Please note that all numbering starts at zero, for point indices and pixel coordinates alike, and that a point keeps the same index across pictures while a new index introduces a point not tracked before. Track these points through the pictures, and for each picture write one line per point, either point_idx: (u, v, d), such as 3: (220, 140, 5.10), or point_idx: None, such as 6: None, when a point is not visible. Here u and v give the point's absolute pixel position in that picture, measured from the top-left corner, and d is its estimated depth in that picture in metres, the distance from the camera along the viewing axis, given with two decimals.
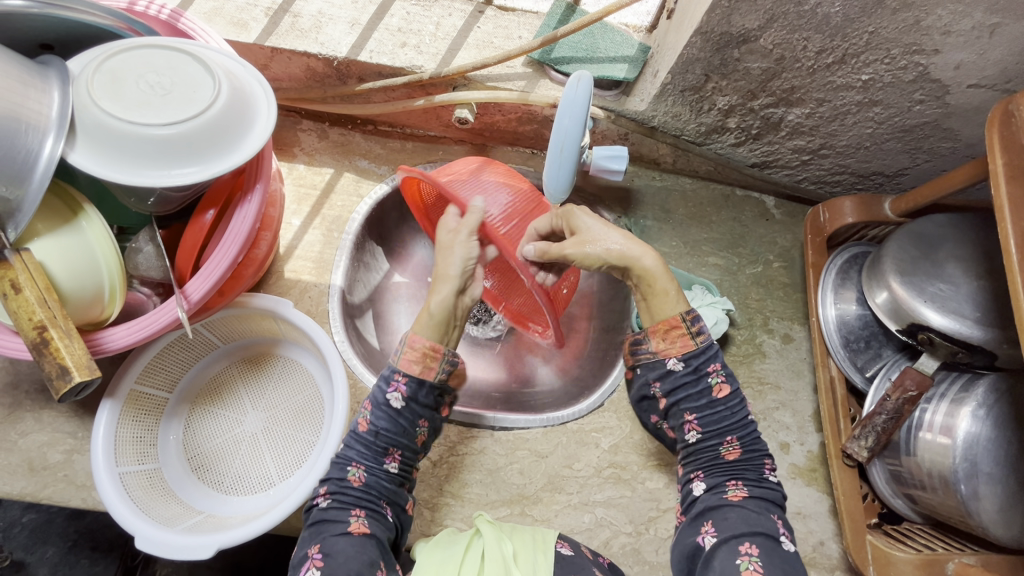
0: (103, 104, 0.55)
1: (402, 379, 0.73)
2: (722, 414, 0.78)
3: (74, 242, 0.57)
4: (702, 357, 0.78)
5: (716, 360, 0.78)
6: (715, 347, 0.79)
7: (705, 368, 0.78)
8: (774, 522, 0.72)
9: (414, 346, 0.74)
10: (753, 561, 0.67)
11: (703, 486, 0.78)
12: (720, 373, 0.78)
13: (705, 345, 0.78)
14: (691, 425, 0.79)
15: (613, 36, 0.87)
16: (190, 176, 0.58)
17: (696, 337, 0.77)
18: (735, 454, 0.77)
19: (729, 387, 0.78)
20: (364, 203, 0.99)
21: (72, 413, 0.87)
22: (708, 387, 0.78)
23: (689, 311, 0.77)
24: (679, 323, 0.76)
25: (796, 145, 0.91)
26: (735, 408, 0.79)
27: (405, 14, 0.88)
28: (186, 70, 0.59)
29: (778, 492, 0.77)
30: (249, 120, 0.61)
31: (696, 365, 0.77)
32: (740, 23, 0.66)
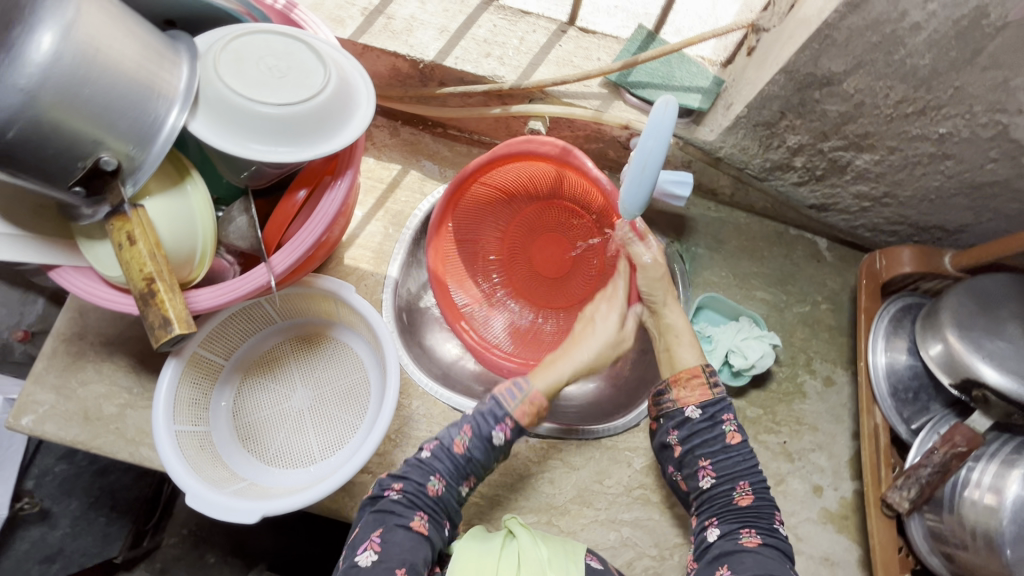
0: (226, 80, 0.59)
1: (510, 424, 0.78)
2: (735, 461, 0.80)
3: (180, 204, 0.61)
4: (718, 405, 0.82)
5: (730, 411, 0.82)
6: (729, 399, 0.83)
7: (721, 415, 0.81)
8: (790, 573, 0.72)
9: (532, 401, 0.79)
10: None
11: (717, 532, 0.76)
12: (733, 422, 0.81)
13: (720, 396, 0.82)
14: (706, 471, 0.80)
15: (689, 67, 0.90)
16: (294, 155, 0.61)
17: (713, 387, 0.82)
18: (748, 501, 0.77)
19: (741, 436, 0.81)
20: (427, 201, 1.03)
21: (131, 369, 0.90)
22: (723, 434, 0.80)
23: (709, 365, 0.84)
24: (699, 373, 0.83)
25: (859, 190, 0.92)
26: (747, 456, 0.81)
27: (492, 27, 0.92)
28: (301, 57, 0.63)
29: (788, 546, 0.76)
30: (352, 110, 0.65)
31: (711, 413, 0.81)
32: (826, 66, 0.68)
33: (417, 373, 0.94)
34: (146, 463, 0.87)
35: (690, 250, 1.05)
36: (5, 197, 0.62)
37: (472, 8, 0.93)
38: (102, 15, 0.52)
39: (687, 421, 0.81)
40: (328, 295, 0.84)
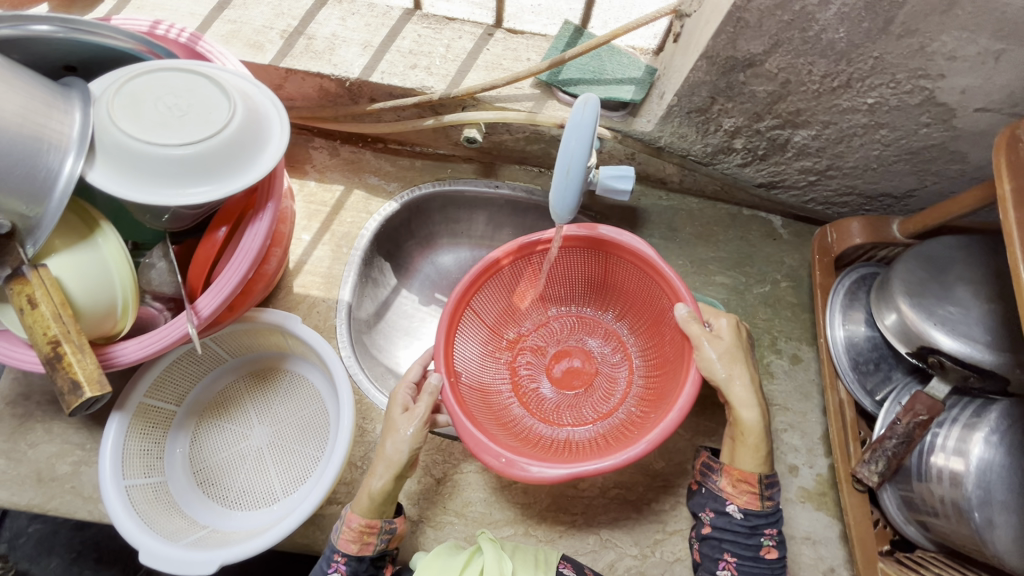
0: (122, 125, 0.57)
1: (339, 560, 0.75)
2: (766, 573, 0.78)
3: (90, 257, 0.58)
4: (765, 519, 0.79)
5: (775, 525, 0.79)
6: (780, 514, 0.80)
7: (763, 528, 0.79)
8: None
9: (351, 526, 0.76)
10: None
11: None
12: (773, 537, 0.79)
13: (771, 510, 0.79)
14: (727, 564, 0.79)
15: (619, 59, 0.89)
16: (204, 195, 0.59)
17: (765, 499, 0.79)
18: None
19: (777, 552, 0.79)
20: (373, 219, 1.01)
21: (81, 425, 0.88)
22: (759, 545, 0.78)
23: (769, 476, 0.79)
24: (753, 479, 0.78)
25: (802, 166, 0.91)
26: (778, 573, 0.79)
27: (417, 37, 0.90)
28: (203, 93, 0.61)
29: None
30: (263, 140, 0.62)
31: (756, 523, 0.78)
32: (745, 48, 0.66)
33: (378, 396, 0.92)
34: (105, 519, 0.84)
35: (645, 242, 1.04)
36: None
37: (395, 20, 0.91)
38: None
39: (727, 518, 0.79)
40: (281, 330, 0.82)
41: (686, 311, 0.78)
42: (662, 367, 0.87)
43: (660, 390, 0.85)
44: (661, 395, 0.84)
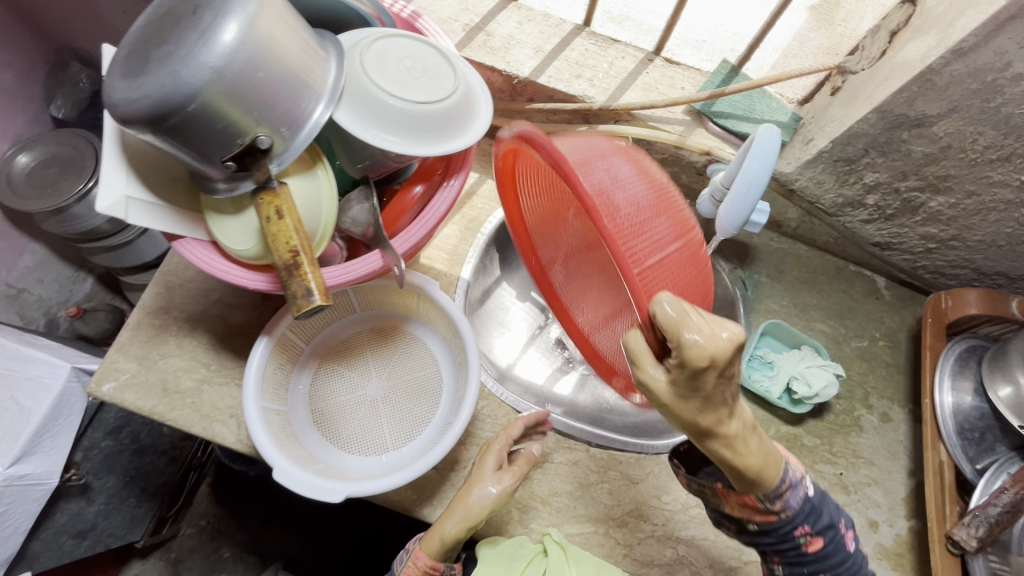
0: (372, 76, 0.63)
1: None
2: (835, 547, 0.69)
3: (311, 188, 0.64)
4: (788, 524, 0.67)
5: (807, 522, 0.67)
6: (811, 502, 0.68)
7: (793, 531, 0.68)
8: None
9: (415, 562, 0.78)
10: None
11: None
12: (810, 533, 0.67)
13: (791, 516, 0.67)
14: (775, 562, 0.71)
15: (769, 101, 0.95)
16: (424, 151, 0.65)
17: (781, 511, 0.67)
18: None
19: (823, 542, 0.68)
20: (501, 209, 1.07)
21: (210, 346, 0.93)
22: (799, 545, 0.68)
23: (787, 479, 0.66)
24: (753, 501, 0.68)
25: (926, 232, 0.95)
26: (841, 551, 0.69)
27: (584, 51, 0.98)
28: (433, 61, 0.67)
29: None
30: (474, 111, 0.69)
31: (784, 531, 0.68)
32: (920, 108, 0.71)
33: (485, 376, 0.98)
34: (217, 438, 0.89)
35: (752, 277, 1.08)
36: (145, 168, 0.65)
37: (566, 33, 0.99)
38: (277, 8, 0.56)
39: (746, 530, 0.72)
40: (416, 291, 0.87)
41: (663, 297, 0.51)
42: (679, 288, 0.60)
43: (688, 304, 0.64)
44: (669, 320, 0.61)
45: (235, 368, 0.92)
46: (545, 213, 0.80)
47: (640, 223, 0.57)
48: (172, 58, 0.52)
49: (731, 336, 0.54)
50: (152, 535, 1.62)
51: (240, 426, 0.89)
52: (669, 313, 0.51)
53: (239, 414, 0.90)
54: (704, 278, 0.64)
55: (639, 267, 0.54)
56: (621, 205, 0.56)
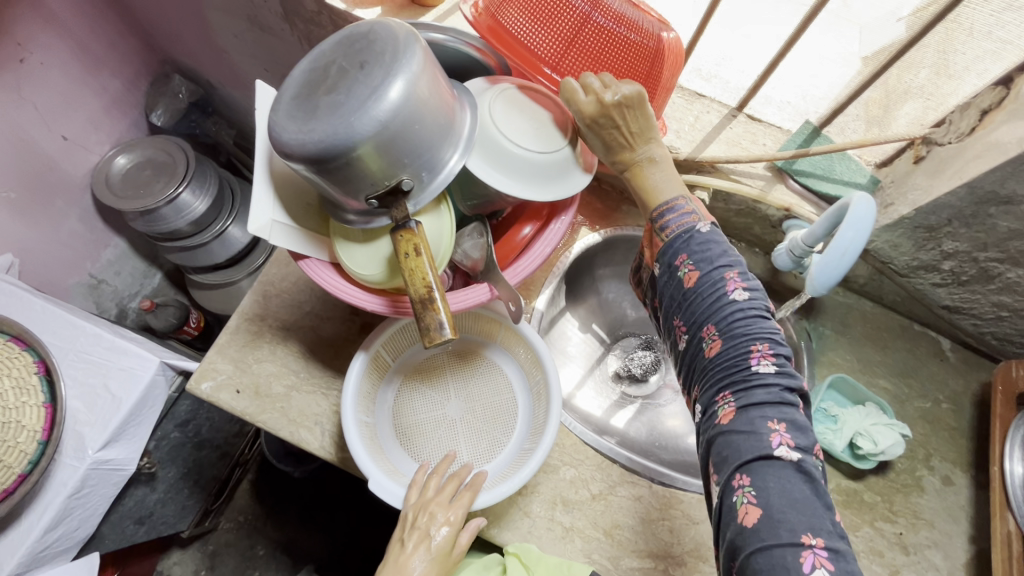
0: (500, 127, 0.69)
1: None
2: (699, 303, 0.68)
3: (436, 225, 0.70)
4: (673, 248, 0.71)
5: (683, 250, 0.70)
6: (703, 236, 0.70)
7: (675, 260, 0.71)
8: (769, 435, 0.60)
9: None
10: (747, 493, 0.59)
11: (700, 408, 0.69)
12: (688, 262, 0.70)
13: (674, 238, 0.71)
14: (680, 331, 0.72)
15: (849, 164, 0.99)
16: (539, 196, 0.70)
17: (663, 232, 0.72)
18: (730, 416, 0.63)
19: (719, 342, 0.66)
20: (577, 245, 1.12)
21: (301, 354, 0.99)
22: (680, 279, 0.70)
23: (669, 202, 0.72)
24: (651, 224, 0.74)
25: (999, 301, 0.97)
26: (743, 317, 0.65)
27: (671, 104, 1.03)
28: (551, 113, 0.73)
29: (800, 400, 0.63)
30: (583, 162, 0.75)
31: (669, 258, 0.72)
32: (1012, 187, 0.75)
33: None
34: (302, 443, 0.94)
35: (816, 329, 1.11)
36: (288, 195, 0.72)
37: None
38: (431, 67, 0.62)
39: (655, 276, 0.76)
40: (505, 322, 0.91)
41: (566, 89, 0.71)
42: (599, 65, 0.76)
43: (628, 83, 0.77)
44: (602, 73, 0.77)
45: (322, 378, 0.98)
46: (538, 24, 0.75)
47: (554, 9, 0.75)
48: (342, 109, 0.59)
49: (626, 99, 0.69)
50: (196, 526, 1.68)
51: (323, 433, 0.94)
52: (572, 86, 0.70)
53: (323, 422, 0.96)
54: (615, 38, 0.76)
55: (563, 63, 0.77)
56: (531, 44, 0.76)
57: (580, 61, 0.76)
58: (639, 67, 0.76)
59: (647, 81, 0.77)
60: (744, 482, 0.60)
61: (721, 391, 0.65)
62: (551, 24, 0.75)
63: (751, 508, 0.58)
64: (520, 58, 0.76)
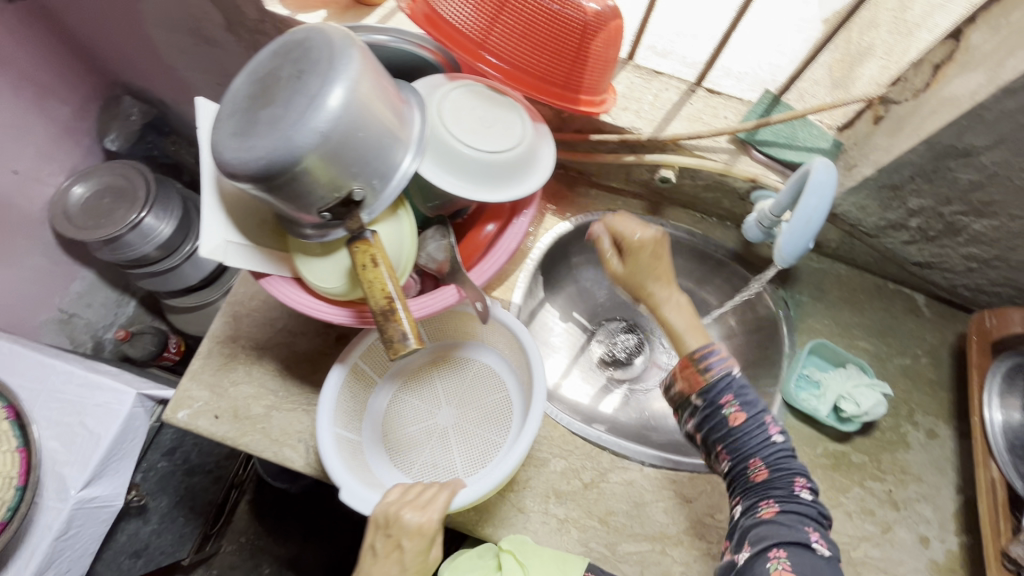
0: (449, 127, 0.67)
1: None
2: (749, 437, 0.75)
3: (395, 229, 0.69)
4: (715, 390, 0.77)
5: (729, 392, 0.77)
6: (733, 378, 0.77)
7: (721, 399, 0.77)
8: (807, 534, 0.69)
9: None
10: (782, 562, 0.66)
11: (739, 509, 0.75)
12: (734, 404, 0.76)
13: (718, 379, 0.77)
14: (722, 455, 0.77)
15: (811, 130, 0.98)
16: (495, 196, 0.69)
17: (706, 371, 0.78)
18: (771, 514, 0.71)
19: (765, 473, 0.74)
20: (548, 235, 1.11)
21: (277, 373, 0.97)
22: (723, 417, 0.76)
23: (705, 347, 0.79)
24: (690, 362, 0.79)
25: (968, 253, 0.97)
26: (756, 433, 0.75)
27: (630, 84, 1.02)
28: (502, 111, 0.72)
29: (813, 509, 0.71)
30: (538, 160, 0.73)
31: (710, 399, 0.77)
32: (968, 140, 0.75)
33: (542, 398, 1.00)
34: (287, 462, 0.93)
35: (794, 297, 1.11)
36: (240, 213, 0.70)
37: None
38: (371, 73, 0.60)
39: (694, 406, 0.79)
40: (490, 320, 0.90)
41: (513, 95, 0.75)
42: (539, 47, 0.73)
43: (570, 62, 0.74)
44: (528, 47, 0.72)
45: (301, 395, 0.96)
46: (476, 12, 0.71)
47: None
48: (280, 122, 0.57)
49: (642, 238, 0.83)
50: (198, 552, 1.66)
51: (307, 451, 0.93)
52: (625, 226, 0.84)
53: (307, 439, 0.94)
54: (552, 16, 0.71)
55: (489, 40, 0.73)
56: (459, 23, 0.73)
57: (506, 36, 0.72)
58: (565, 41, 0.72)
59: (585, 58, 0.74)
60: (780, 553, 0.67)
61: (763, 497, 0.73)
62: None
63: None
64: (446, 36, 0.73)
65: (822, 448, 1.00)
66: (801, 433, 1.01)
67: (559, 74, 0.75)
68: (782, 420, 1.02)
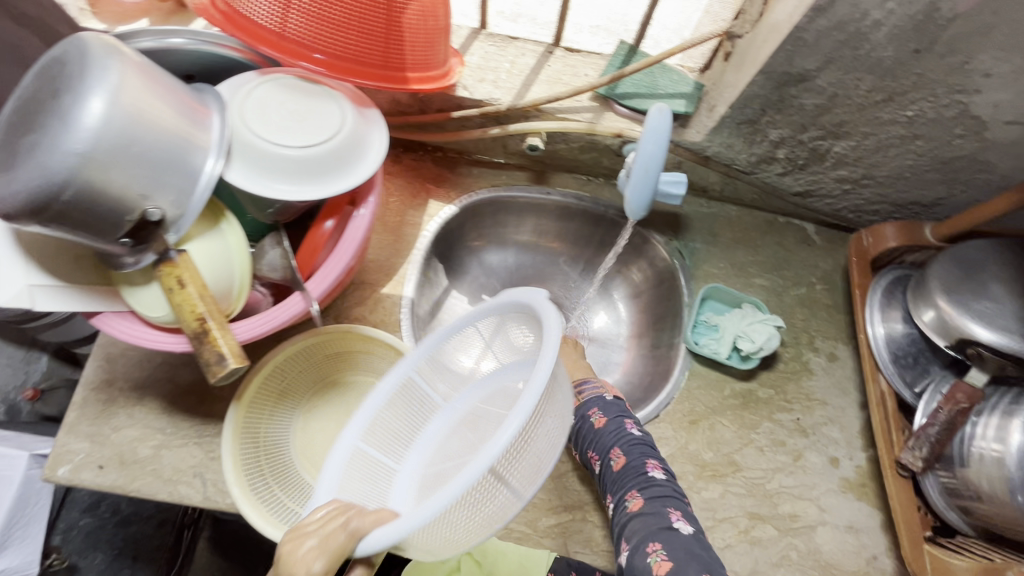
0: (252, 126, 0.63)
1: None
2: (603, 439, 0.86)
3: (217, 244, 0.64)
4: (579, 406, 0.91)
5: (596, 403, 0.90)
6: (620, 402, 0.92)
7: (586, 409, 0.90)
8: (670, 515, 0.77)
9: None
10: (660, 554, 0.73)
11: (613, 505, 0.83)
12: (597, 412, 0.89)
13: (586, 398, 0.92)
14: (593, 458, 0.87)
15: (671, 75, 0.97)
16: (316, 193, 0.65)
17: (579, 396, 0.93)
18: (638, 506, 0.78)
19: (622, 460, 0.83)
20: (434, 222, 1.07)
21: (162, 410, 0.92)
22: (589, 422, 0.89)
23: (580, 384, 0.95)
24: (573, 398, 0.94)
25: (839, 176, 0.98)
26: (616, 433, 0.86)
27: (483, 54, 0.98)
28: (316, 100, 0.67)
29: (670, 485, 0.81)
30: (367, 147, 0.69)
31: (607, 405, 0.91)
32: (800, 64, 0.74)
33: None
34: (184, 500, 0.88)
35: (688, 245, 1.10)
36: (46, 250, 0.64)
37: (463, 38, 0.99)
38: (139, 79, 0.55)
39: (571, 425, 0.92)
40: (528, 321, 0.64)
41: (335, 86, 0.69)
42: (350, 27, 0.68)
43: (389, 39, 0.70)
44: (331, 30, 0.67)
45: (191, 428, 0.92)
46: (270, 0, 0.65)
47: None
48: (37, 148, 0.52)
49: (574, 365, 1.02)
50: None
51: (205, 484, 0.89)
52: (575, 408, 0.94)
53: (204, 473, 0.90)
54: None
55: (289, 27, 0.67)
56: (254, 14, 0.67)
57: (306, 20, 0.67)
58: (372, 19, 0.68)
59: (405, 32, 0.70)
60: (656, 546, 0.73)
61: (629, 490, 0.81)
62: None
63: (665, 566, 0.71)
64: (242, 29, 0.67)
65: (729, 389, 1.01)
66: (707, 378, 1.02)
67: (376, 55, 0.71)
68: (688, 367, 1.02)
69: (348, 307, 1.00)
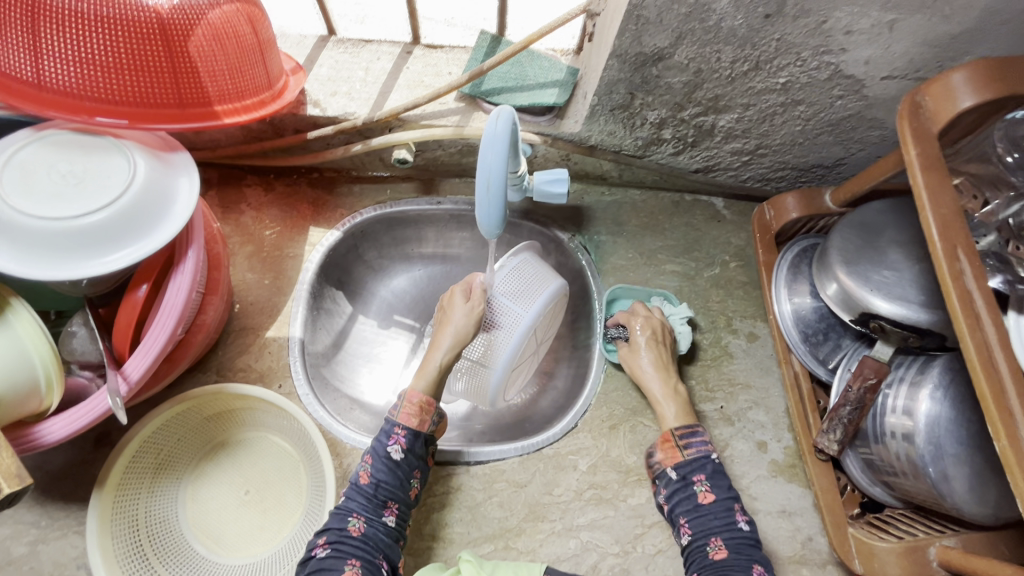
0: (13, 200, 0.56)
1: (400, 433, 0.80)
2: (709, 520, 0.79)
3: (2, 337, 0.56)
4: (690, 466, 0.82)
5: (704, 469, 0.82)
6: (710, 458, 0.83)
7: (693, 475, 0.82)
8: None
9: (412, 402, 0.82)
10: None
11: None
12: (705, 481, 0.81)
13: (695, 457, 0.83)
14: (683, 528, 0.80)
15: (540, 63, 0.89)
16: (111, 263, 0.58)
17: (686, 449, 0.84)
18: None
19: (724, 548, 0.76)
20: (316, 250, 0.99)
21: (34, 502, 0.83)
22: (695, 492, 0.81)
23: (683, 428, 0.85)
24: (670, 436, 0.85)
25: (733, 148, 0.91)
26: (724, 514, 0.79)
27: (334, 63, 0.89)
28: (99, 159, 0.60)
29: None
30: (171, 197, 0.62)
31: (685, 473, 0.82)
32: (651, 43, 0.68)
33: (343, 429, 0.90)
34: None
35: (592, 239, 1.04)
36: None
37: (310, 48, 0.90)
38: None
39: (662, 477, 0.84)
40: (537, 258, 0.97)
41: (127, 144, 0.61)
42: (124, 70, 0.59)
43: (178, 74, 0.61)
44: (100, 71, 0.58)
45: (69, 516, 0.83)
46: (16, 50, 0.56)
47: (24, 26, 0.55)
48: None
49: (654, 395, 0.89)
50: None
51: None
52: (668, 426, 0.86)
53: (89, 563, 0.81)
54: (119, 29, 0.57)
55: (47, 76, 0.57)
56: (3, 64, 0.57)
57: (63, 62, 0.57)
58: (150, 54, 0.59)
59: (194, 66, 0.62)
60: None
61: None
62: (9, 32, 0.56)
63: None
64: None
65: None
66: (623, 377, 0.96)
67: (167, 92, 0.62)
68: (604, 369, 0.98)
69: (229, 358, 0.91)
